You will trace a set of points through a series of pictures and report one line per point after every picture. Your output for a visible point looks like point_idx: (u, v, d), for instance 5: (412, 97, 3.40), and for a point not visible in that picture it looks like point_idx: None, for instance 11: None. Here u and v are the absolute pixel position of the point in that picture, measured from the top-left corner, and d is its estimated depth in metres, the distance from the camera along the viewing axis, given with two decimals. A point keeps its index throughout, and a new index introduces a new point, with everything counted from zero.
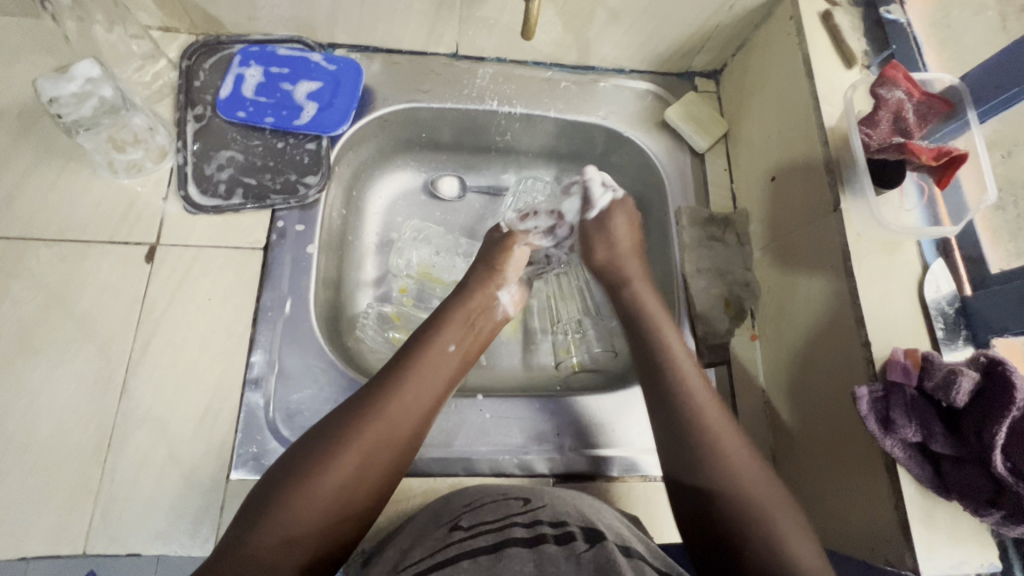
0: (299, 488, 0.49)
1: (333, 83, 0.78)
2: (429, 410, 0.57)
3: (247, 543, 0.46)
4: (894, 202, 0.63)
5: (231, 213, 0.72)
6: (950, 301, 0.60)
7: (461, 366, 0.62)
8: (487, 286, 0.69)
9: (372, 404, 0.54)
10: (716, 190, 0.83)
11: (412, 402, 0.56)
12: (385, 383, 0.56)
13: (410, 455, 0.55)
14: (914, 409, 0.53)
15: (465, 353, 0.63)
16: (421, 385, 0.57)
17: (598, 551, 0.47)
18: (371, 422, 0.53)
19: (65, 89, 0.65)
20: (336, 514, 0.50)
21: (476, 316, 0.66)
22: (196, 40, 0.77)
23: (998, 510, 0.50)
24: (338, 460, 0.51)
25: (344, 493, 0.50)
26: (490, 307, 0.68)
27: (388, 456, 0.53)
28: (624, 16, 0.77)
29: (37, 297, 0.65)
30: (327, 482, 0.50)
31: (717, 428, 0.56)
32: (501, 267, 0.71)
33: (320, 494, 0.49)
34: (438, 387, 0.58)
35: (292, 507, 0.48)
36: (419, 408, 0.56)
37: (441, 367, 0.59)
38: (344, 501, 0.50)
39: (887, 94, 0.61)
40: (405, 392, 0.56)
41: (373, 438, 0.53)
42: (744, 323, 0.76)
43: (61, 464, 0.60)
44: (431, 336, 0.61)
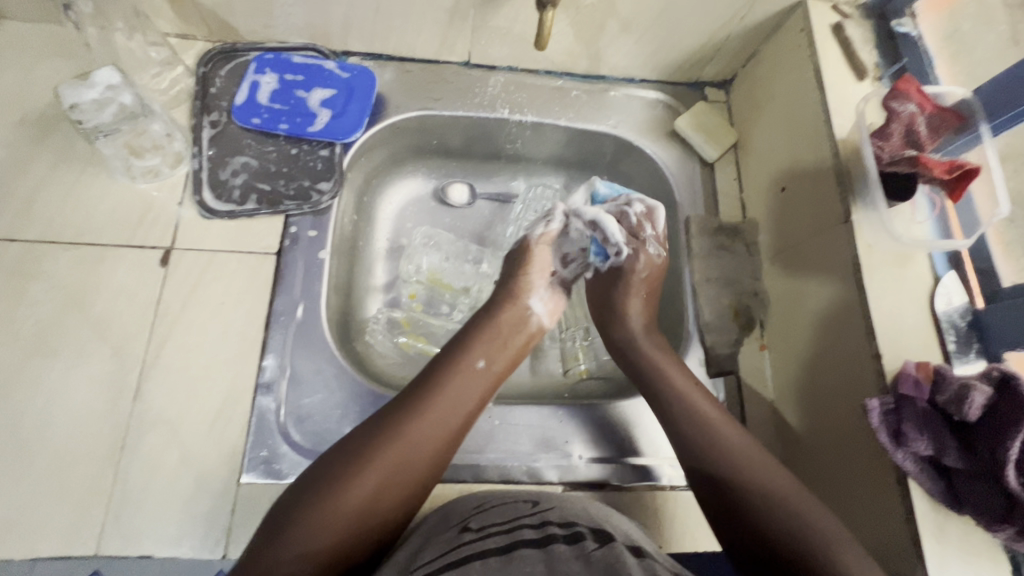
0: (325, 501, 0.50)
1: (347, 91, 0.79)
2: (456, 428, 0.57)
3: (266, 556, 0.47)
4: (906, 214, 0.63)
5: (245, 219, 0.73)
6: (961, 314, 0.60)
7: (492, 381, 0.63)
8: (516, 298, 0.70)
9: (400, 420, 0.55)
10: (725, 199, 0.83)
11: (438, 419, 0.56)
12: (413, 400, 0.57)
13: (435, 472, 0.56)
14: (926, 423, 0.53)
15: (496, 371, 0.63)
16: (450, 400, 0.58)
17: (608, 551, 0.47)
18: (397, 438, 0.54)
19: (85, 94, 0.68)
20: (358, 527, 0.50)
21: (507, 331, 0.67)
22: (213, 47, 0.78)
23: (1010, 525, 0.50)
24: (361, 474, 0.51)
25: (366, 510, 0.51)
26: (521, 322, 0.69)
27: (413, 472, 0.54)
28: (635, 27, 0.78)
29: (53, 299, 0.66)
30: (349, 494, 0.50)
31: (733, 454, 0.57)
32: (526, 276, 0.71)
33: (341, 507, 0.50)
34: (469, 403, 0.59)
35: (313, 519, 0.49)
36: (446, 425, 0.57)
37: (472, 383, 0.60)
38: (367, 514, 0.51)
39: (900, 107, 0.61)
40: (434, 409, 0.57)
41: (399, 454, 0.53)
42: (752, 332, 0.76)
43: (74, 466, 0.60)
44: (461, 353, 0.63)
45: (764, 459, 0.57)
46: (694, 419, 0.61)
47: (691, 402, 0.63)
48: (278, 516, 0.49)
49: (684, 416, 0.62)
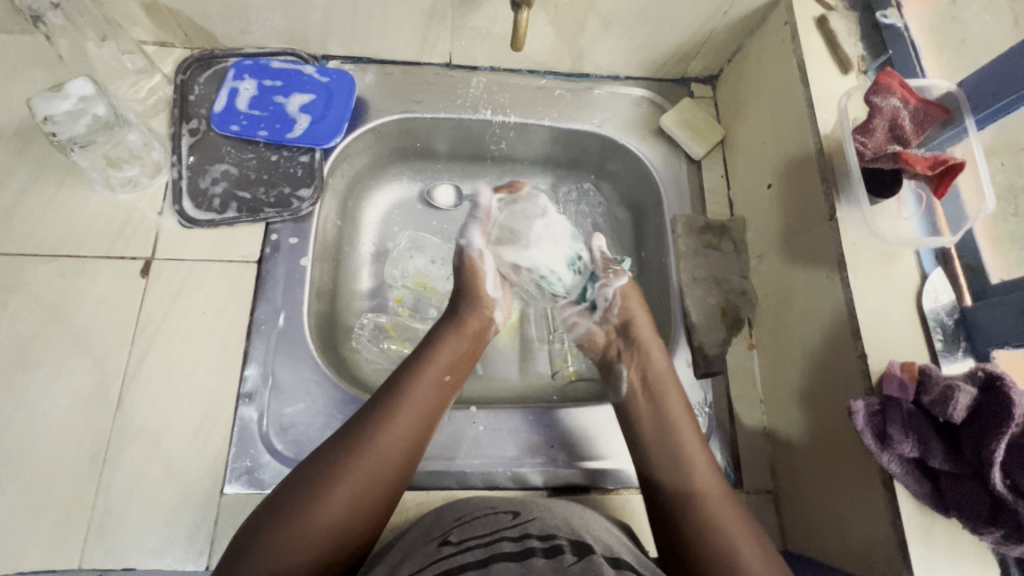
0: (298, 521, 0.50)
1: (327, 95, 0.79)
2: (422, 435, 0.58)
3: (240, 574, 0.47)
4: (891, 211, 0.62)
5: (226, 227, 0.72)
6: (949, 312, 0.59)
7: (453, 386, 0.63)
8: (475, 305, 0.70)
9: (365, 434, 0.55)
10: (713, 197, 0.82)
11: (404, 429, 0.57)
12: (377, 411, 0.57)
13: (405, 480, 0.56)
14: (912, 424, 0.52)
15: (457, 374, 0.64)
16: (416, 410, 0.58)
17: (586, 565, 0.47)
18: (365, 453, 0.54)
19: (59, 106, 0.65)
20: (334, 544, 0.51)
21: (468, 335, 0.68)
22: (191, 54, 0.78)
23: (997, 528, 0.48)
24: (333, 492, 0.51)
25: (339, 526, 0.51)
26: (481, 325, 0.70)
27: (384, 484, 0.54)
28: (616, 24, 0.76)
29: (34, 312, 0.66)
30: (322, 514, 0.50)
31: (712, 501, 0.58)
32: (479, 286, 0.71)
33: (315, 526, 0.50)
34: (429, 409, 0.59)
35: (289, 540, 0.49)
36: (412, 433, 0.57)
37: (431, 390, 0.61)
38: (343, 530, 0.51)
39: (882, 102, 0.59)
40: (400, 419, 0.57)
41: (367, 468, 0.53)
42: (741, 331, 0.76)
43: (57, 479, 0.61)
44: (423, 360, 0.63)
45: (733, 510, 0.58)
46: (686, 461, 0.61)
47: (685, 443, 0.63)
48: (249, 537, 0.49)
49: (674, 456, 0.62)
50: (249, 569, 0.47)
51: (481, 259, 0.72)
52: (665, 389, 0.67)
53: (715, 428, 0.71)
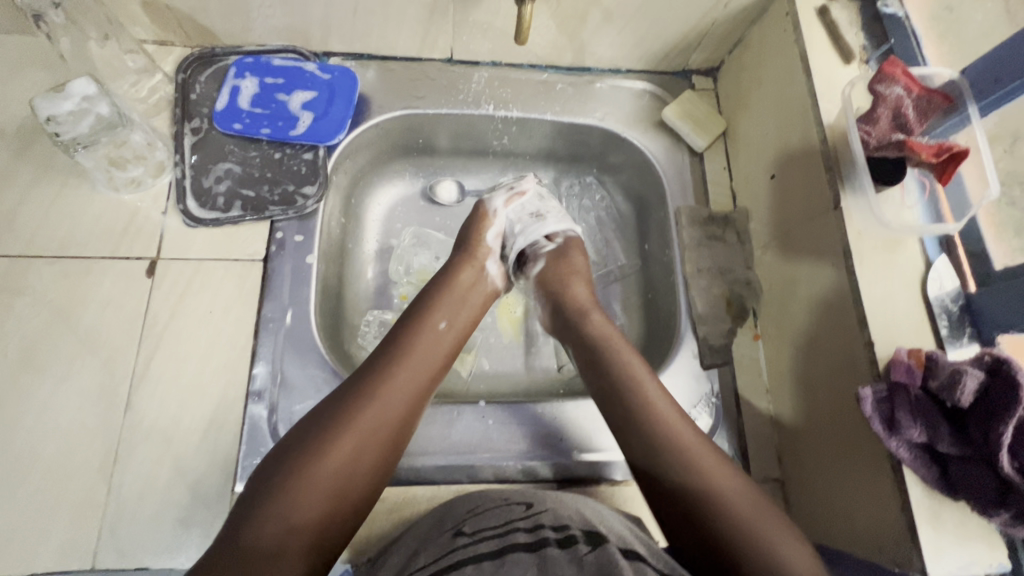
0: (301, 472, 0.49)
1: (328, 92, 0.78)
2: (423, 389, 0.58)
3: (246, 536, 0.45)
4: (895, 199, 0.62)
5: (230, 225, 0.72)
6: (954, 298, 0.59)
7: (456, 342, 0.63)
8: (473, 258, 0.71)
9: (367, 386, 0.55)
10: (716, 189, 0.82)
11: (405, 381, 0.56)
12: (379, 365, 0.57)
13: (407, 433, 0.56)
14: (920, 409, 0.53)
15: (457, 331, 0.64)
16: (415, 364, 0.58)
17: (600, 554, 0.47)
18: (368, 403, 0.53)
19: (62, 106, 0.66)
20: (338, 496, 0.49)
21: (466, 290, 0.68)
22: (191, 53, 0.78)
23: (1005, 509, 0.49)
24: (337, 442, 0.51)
25: (343, 478, 0.50)
26: (477, 281, 0.70)
27: (386, 436, 0.53)
28: (618, 17, 0.76)
29: (39, 314, 0.65)
30: (325, 465, 0.49)
31: (693, 447, 0.55)
32: (479, 240, 0.73)
33: (319, 478, 0.49)
34: (433, 363, 0.60)
35: (295, 493, 0.48)
36: (415, 385, 0.57)
37: (434, 344, 0.61)
38: (346, 481, 0.50)
39: (885, 90, 0.60)
40: (401, 372, 0.57)
41: (369, 418, 0.53)
42: (746, 322, 0.76)
43: (68, 479, 0.61)
44: (423, 317, 0.63)
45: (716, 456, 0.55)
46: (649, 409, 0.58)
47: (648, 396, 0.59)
48: (251, 499, 0.48)
49: (626, 416, 0.59)
50: (253, 529, 0.46)
51: (496, 216, 0.76)
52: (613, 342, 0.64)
53: (721, 418, 0.72)
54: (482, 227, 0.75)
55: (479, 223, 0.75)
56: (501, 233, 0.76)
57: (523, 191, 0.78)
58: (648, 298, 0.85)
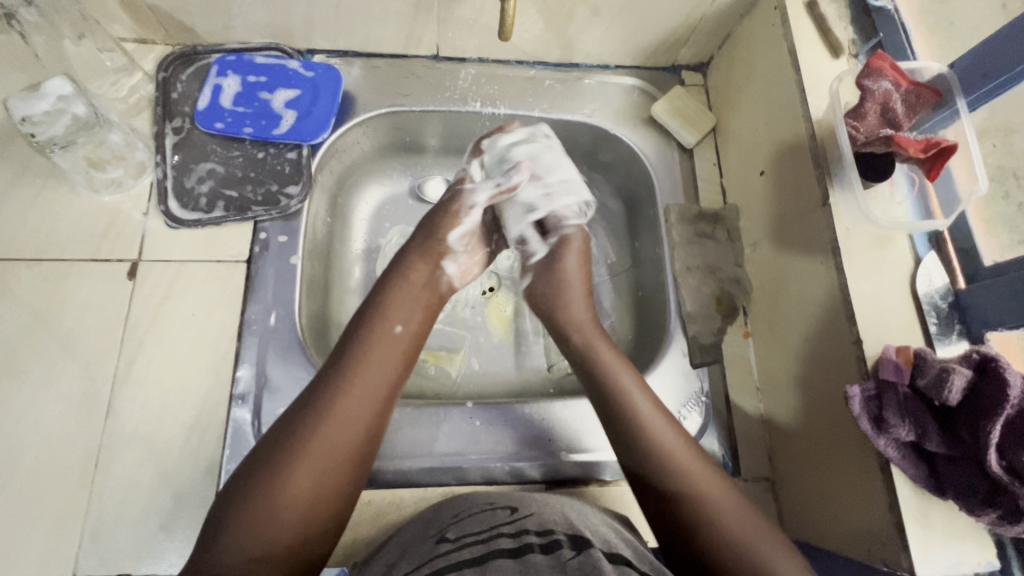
0: (263, 498, 0.47)
1: (312, 90, 0.77)
2: (385, 395, 0.55)
3: (212, 564, 0.45)
4: (884, 195, 0.61)
5: (213, 226, 0.71)
6: (943, 295, 0.59)
7: (414, 344, 0.60)
8: (430, 260, 0.65)
9: (320, 405, 0.52)
10: (706, 185, 0.82)
11: (361, 395, 0.54)
12: (333, 378, 0.54)
13: (374, 443, 0.54)
14: (908, 408, 0.52)
15: (414, 331, 0.60)
16: (371, 373, 0.55)
17: (584, 560, 0.47)
18: (324, 422, 0.51)
19: (37, 106, 0.63)
20: (307, 516, 0.49)
21: (422, 288, 0.64)
22: (172, 51, 0.76)
23: (993, 508, 0.49)
24: (298, 465, 0.49)
25: (312, 500, 0.49)
26: (434, 276, 0.65)
27: (348, 453, 0.51)
28: (605, 12, 0.75)
29: (18, 318, 0.64)
30: (288, 490, 0.48)
31: (674, 451, 0.55)
32: (442, 240, 0.67)
33: (283, 503, 0.48)
34: (389, 371, 0.56)
35: (264, 517, 0.47)
36: (370, 398, 0.54)
37: (389, 351, 0.57)
38: (315, 500, 0.49)
39: (873, 85, 0.59)
40: (358, 383, 0.54)
41: (328, 438, 0.51)
42: (736, 320, 0.76)
43: (48, 486, 0.60)
44: (376, 322, 0.59)
45: (695, 459, 0.55)
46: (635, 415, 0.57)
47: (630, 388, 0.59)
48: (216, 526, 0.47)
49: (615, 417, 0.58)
50: (220, 556, 0.46)
51: (468, 212, 0.69)
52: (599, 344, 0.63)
53: (711, 417, 0.72)
54: (446, 225, 0.67)
55: (447, 222, 0.68)
56: (469, 231, 0.69)
57: (514, 186, 0.69)
58: (638, 297, 0.84)
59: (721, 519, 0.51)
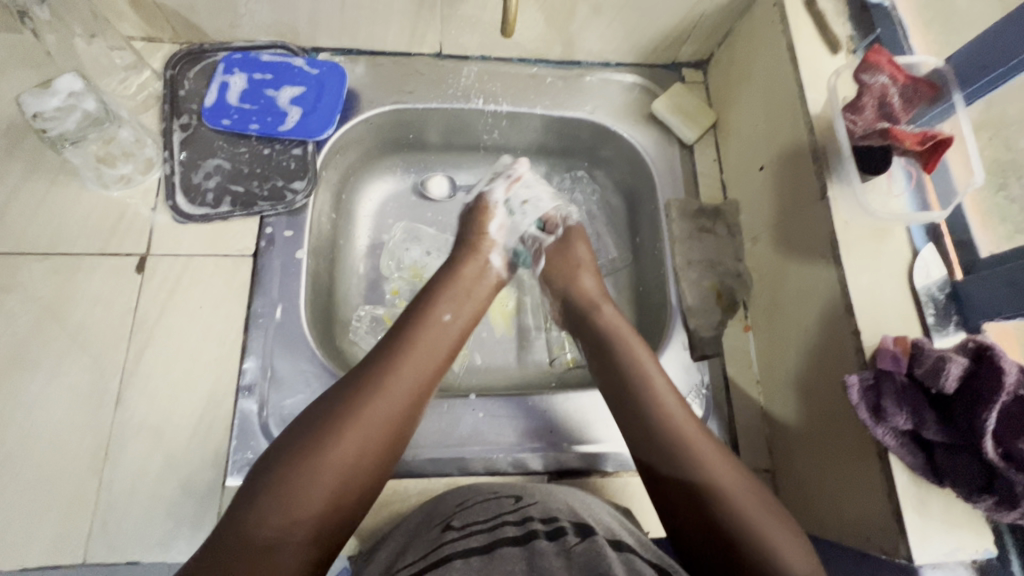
0: (308, 462, 0.49)
1: (317, 88, 0.78)
2: (428, 379, 0.58)
3: (244, 527, 0.46)
4: (882, 188, 0.62)
5: (220, 221, 0.72)
6: (940, 287, 0.60)
7: (460, 333, 0.63)
8: (477, 253, 0.71)
9: (372, 378, 0.55)
10: (706, 181, 0.83)
11: (410, 376, 0.56)
12: (384, 357, 0.57)
13: (409, 426, 0.55)
14: (906, 397, 0.53)
15: (461, 324, 0.64)
16: (420, 356, 0.58)
17: (589, 546, 0.47)
18: (371, 396, 0.53)
19: (48, 103, 0.66)
20: (344, 487, 0.50)
21: (470, 283, 0.68)
22: (180, 49, 0.78)
23: (990, 496, 0.49)
24: (342, 433, 0.51)
25: (347, 474, 0.50)
26: (481, 273, 0.70)
27: (390, 427, 0.53)
28: (607, 10, 0.76)
29: (29, 311, 0.66)
30: (329, 457, 0.49)
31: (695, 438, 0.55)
32: (483, 233, 0.72)
33: (325, 469, 0.49)
34: (438, 357, 0.59)
35: (301, 480, 0.48)
36: (416, 380, 0.56)
37: (440, 336, 0.61)
38: (353, 472, 0.50)
39: (871, 79, 0.60)
40: (409, 360, 0.57)
41: (373, 410, 0.53)
42: (736, 314, 0.76)
43: (59, 475, 0.61)
44: (426, 310, 0.63)
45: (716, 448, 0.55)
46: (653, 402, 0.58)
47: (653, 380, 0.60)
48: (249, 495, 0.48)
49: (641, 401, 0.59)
50: (256, 519, 0.46)
51: (496, 207, 0.75)
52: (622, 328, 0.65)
53: (712, 410, 0.72)
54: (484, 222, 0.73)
55: (480, 217, 0.74)
56: (503, 224, 0.75)
57: (518, 176, 0.77)
58: (639, 292, 0.85)
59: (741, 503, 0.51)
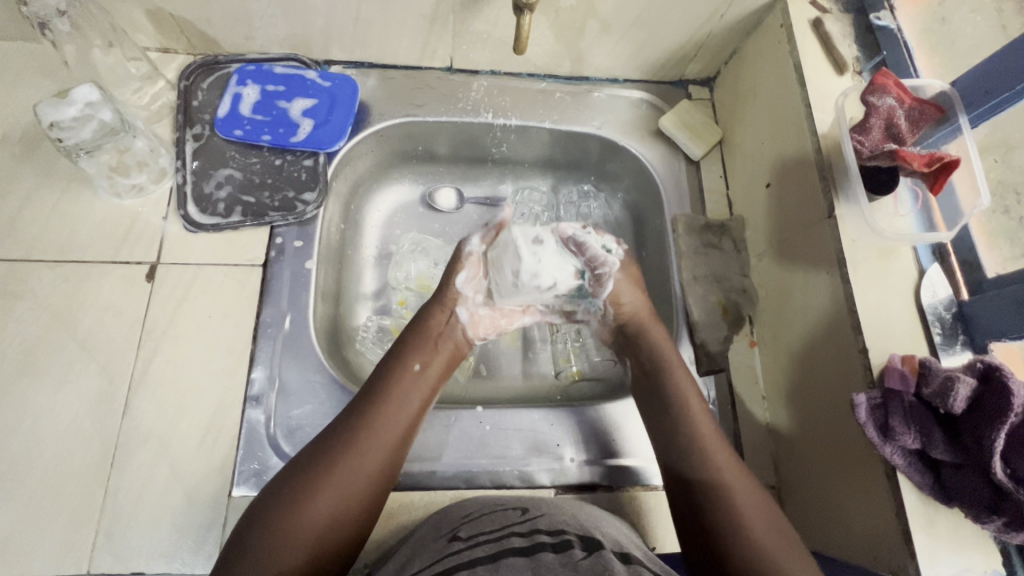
0: (280, 526, 0.50)
1: (329, 99, 0.79)
2: (399, 437, 0.58)
3: None
4: (889, 208, 0.63)
5: (230, 231, 0.73)
6: (946, 306, 0.60)
7: (433, 384, 0.64)
8: (442, 307, 0.69)
9: (342, 440, 0.56)
10: (712, 197, 0.83)
11: (384, 431, 0.57)
12: (355, 415, 0.58)
13: (386, 477, 0.57)
14: (913, 415, 0.53)
15: (434, 374, 0.64)
16: (393, 414, 0.59)
17: (595, 560, 0.47)
18: (343, 454, 0.55)
19: (65, 112, 0.65)
20: (323, 545, 0.51)
21: (438, 337, 0.67)
22: (194, 60, 0.79)
23: (999, 517, 0.49)
24: (314, 496, 0.52)
25: (326, 529, 0.52)
26: (451, 328, 0.69)
27: (365, 481, 0.55)
28: (616, 27, 0.78)
29: (39, 318, 0.66)
30: (301, 521, 0.51)
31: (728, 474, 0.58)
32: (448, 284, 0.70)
33: (297, 531, 0.50)
34: (411, 409, 0.60)
35: (275, 546, 0.49)
36: (389, 436, 0.58)
37: (411, 390, 0.61)
38: (328, 535, 0.52)
39: (878, 101, 0.61)
40: (378, 417, 0.58)
41: (345, 471, 0.54)
42: (742, 329, 0.77)
43: (65, 483, 0.61)
44: (395, 365, 0.63)
45: (751, 489, 0.57)
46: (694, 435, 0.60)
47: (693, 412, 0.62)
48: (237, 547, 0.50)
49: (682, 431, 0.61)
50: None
51: (469, 259, 0.70)
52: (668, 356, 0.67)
53: (718, 425, 0.72)
54: (454, 270, 0.70)
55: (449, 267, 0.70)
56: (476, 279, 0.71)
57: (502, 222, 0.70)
58: None
59: (764, 538, 0.54)
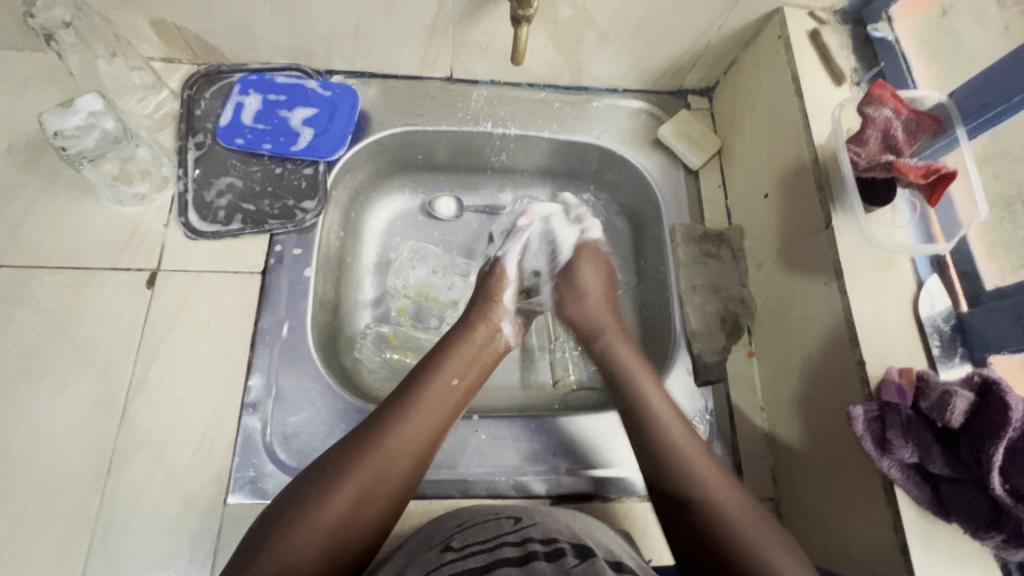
0: (296, 521, 0.50)
1: (329, 109, 0.80)
2: (432, 442, 0.59)
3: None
4: (886, 219, 0.63)
5: (231, 238, 0.73)
6: (945, 318, 0.60)
7: (467, 395, 0.64)
8: (488, 316, 0.71)
9: (373, 440, 0.55)
10: (711, 207, 0.83)
11: (417, 434, 0.57)
12: (390, 416, 0.58)
13: (412, 482, 0.56)
14: (910, 429, 0.53)
15: (468, 385, 0.64)
16: (426, 414, 0.59)
17: (588, 568, 0.47)
18: (371, 454, 0.55)
19: (69, 122, 0.66)
20: (336, 544, 0.51)
21: (479, 347, 0.68)
22: (197, 70, 0.80)
23: (998, 533, 0.49)
24: (340, 489, 0.52)
25: (341, 529, 0.51)
26: (491, 339, 0.70)
27: (387, 484, 0.54)
28: (614, 38, 0.78)
29: (40, 324, 0.66)
30: (319, 520, 0.51)
31: (709, 479, 0.56)
32: (497, 299, 0.73)
33: (321, 520, 0.51)
34: (442, 417, 0.60)
35: (293, 540, 0.49)
36: (421, 440, 0.57)
37: (444, 396, 0.61)
38: (343, 534, 0.51)
39: (874, 113, 0.61)
40: (414, 419, 0.58)
41: (379, 466, 0.54)
42: (740, 339, 0.76)
43: (63, 487, 0.61)
44: (434, 370, 0.63)
45: (741, 498, 0.55)
46: (663, 431, 0.61)
47: (671, 435, 0.60)
48: (250, 544, 0.50)
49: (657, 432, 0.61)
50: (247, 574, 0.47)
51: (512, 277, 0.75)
52: (635, 384, 0.65)
53: (716, 435, 0.71)
54: (498, 289, 0.74)
55: (496, 283, 0.74)
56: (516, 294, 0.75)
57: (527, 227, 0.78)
58: (643, 313, 0.85)
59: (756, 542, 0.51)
